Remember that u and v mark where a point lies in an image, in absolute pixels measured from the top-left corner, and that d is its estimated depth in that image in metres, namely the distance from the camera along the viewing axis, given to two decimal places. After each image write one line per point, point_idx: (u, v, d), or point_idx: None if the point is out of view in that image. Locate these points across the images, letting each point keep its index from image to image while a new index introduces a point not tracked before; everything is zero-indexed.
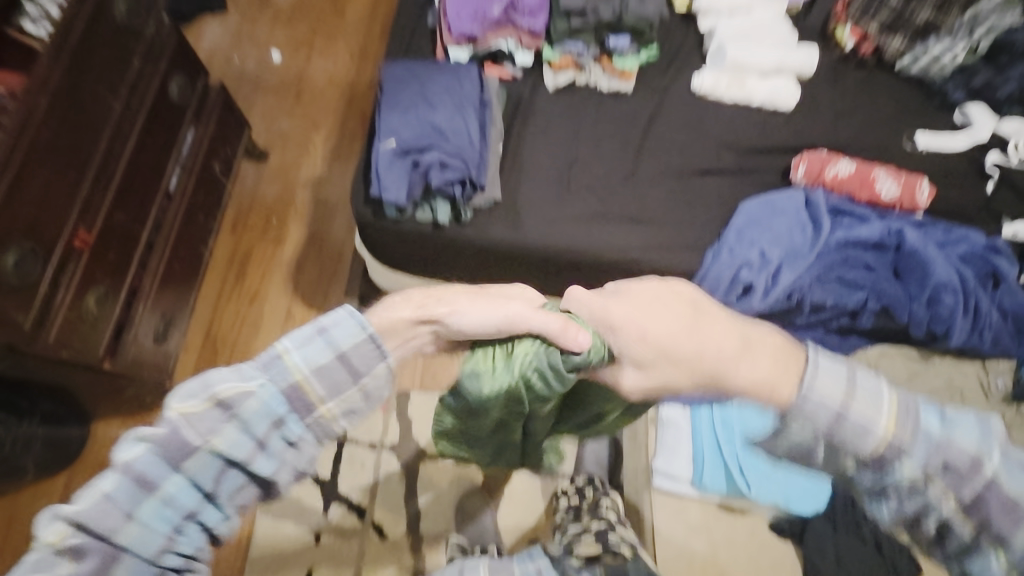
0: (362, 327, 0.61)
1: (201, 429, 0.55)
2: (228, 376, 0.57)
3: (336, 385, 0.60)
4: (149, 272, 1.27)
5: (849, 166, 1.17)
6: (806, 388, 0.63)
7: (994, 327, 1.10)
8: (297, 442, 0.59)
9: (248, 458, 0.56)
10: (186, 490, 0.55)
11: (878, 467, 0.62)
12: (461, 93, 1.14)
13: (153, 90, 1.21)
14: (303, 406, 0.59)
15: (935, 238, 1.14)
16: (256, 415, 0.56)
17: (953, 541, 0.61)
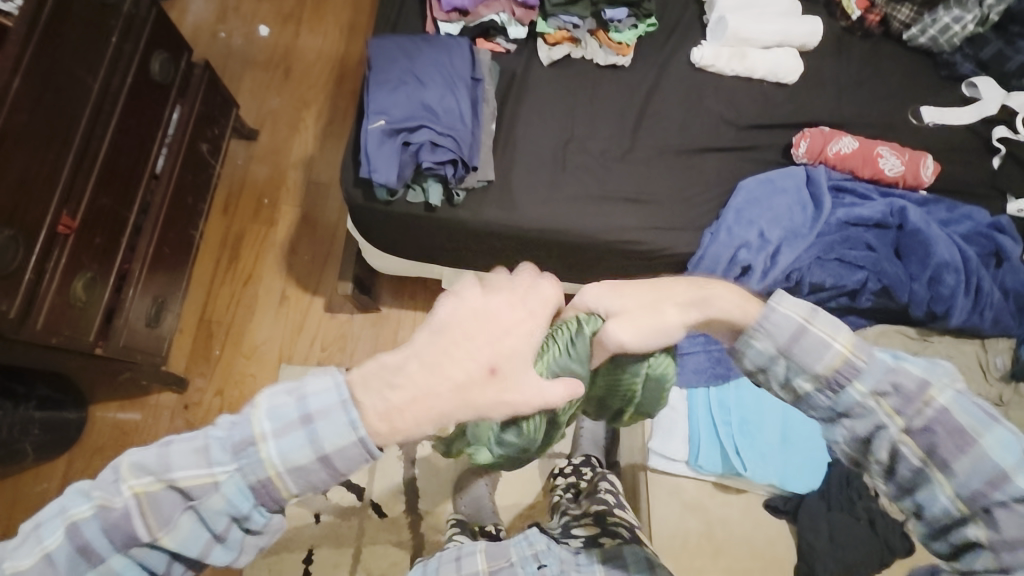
0: (353, 429, 0.53)
1: (155, 515, 0.51)
2: (194, 459, 0.52)
3: (309, 483, 0.54)
4: (138, 256, 1.25)
5: (853, 142, 1.14)
6: (775, 303, 0.60)
7: (995, 306, 1.09)
8: (255, 532, 0.55)
9: (200, 548, 0.53)
10: (133, 571, 0.52)
11: (828, 387, 0.59)
12: (452, 70, 1.10)
13: (134, 68, 1.17)
14: (268, 500, 0.54)
15: (938, 216, 1.12)
16: (214, 508, 0.52)
17: (902, 472, 0.57)
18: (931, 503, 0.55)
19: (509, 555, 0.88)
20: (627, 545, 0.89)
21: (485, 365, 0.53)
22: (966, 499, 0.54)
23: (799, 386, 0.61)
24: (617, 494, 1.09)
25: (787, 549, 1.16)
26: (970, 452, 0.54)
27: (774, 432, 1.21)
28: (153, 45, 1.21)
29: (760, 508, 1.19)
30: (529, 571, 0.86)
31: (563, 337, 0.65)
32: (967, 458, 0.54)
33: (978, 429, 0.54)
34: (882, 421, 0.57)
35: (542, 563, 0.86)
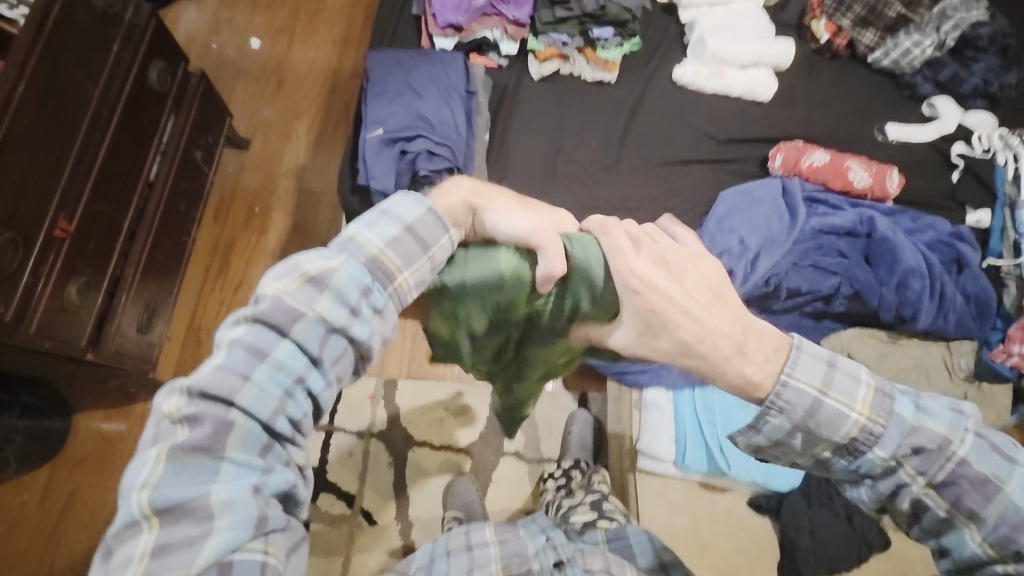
0: (421, 201, 0.54)
1: (303, 300, 0.48)
2: (313, 255, 0.50)
3: (414, 258, 0.53)
4: (132, 262, 1.26)
5: (823, 157, 1.22)
6: (788, 377, 0.54)
7: (958, 310, 1.15)
8: (384, 310, 0.51)
9: (346, 326, 0.49)
10: (294, 355, 0.47)
11: (848, 456, 0.55)
12: (448, 82, 1.15)
13: (132, 76, 1.19)
14: (385, 280, 0.52)
15: (904, 226, 1.20)
16: (347, 285, 0.49)
17: (928, 520, 0.54)
18: (959, 547, 0.53)
19: (517, 531, 0.89)
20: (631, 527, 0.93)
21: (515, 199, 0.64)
22: (993, 544, 0.52)
23: (825, 456, 0.55)
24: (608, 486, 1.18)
25: (771, 542, 1.19)
26: (996, 501, 0.51)
27: None
28: (151, 54, 1.24)
29: (745, 505, 1.22)
30: (537, 541, 0.88)
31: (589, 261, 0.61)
32: (993, 506, 0.51)
33: (999, 478, 0.52)
34: (904, 482, 0.53)
35: (550, 535, 0.89)
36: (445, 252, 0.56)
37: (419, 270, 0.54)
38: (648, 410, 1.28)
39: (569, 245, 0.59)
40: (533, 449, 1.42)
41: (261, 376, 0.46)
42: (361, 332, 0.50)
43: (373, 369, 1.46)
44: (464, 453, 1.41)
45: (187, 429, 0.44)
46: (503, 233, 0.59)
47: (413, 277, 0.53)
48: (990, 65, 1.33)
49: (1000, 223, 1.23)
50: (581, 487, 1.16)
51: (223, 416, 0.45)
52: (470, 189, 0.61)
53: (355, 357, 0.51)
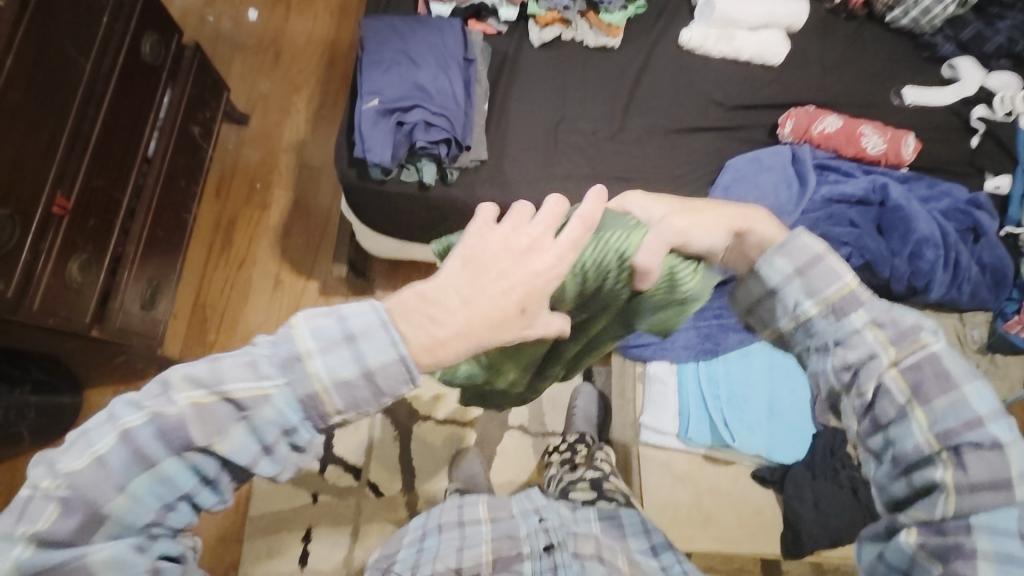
0: (398, 344, 0.45)
1: (209, 426, 0.44)
2: (245, 370, 0.44)
3: (359, 404, 0.46)
4: (133, 239, 1.25)
5: (836, 122, 1.17)
6: (800, 232, 0.57)
7: (973, 280, 1.12)
8: (300, 450, 0.47)
9: (252, 462, 0.46)
10: (183, 472, 0.45)
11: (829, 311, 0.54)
12: (445, 50, 1.11)
13: (124, 49, 1.16)
14: (314, 420, 0.46)
15: (919, 193, 1.16)
16: (267, 425, 0.45)
17: (880, 406, 0.51)
18: (903, 439, 0.50)
19: (510, 508, 0.90)
20: (624, 508, 0.92)
21: (516, 306, 0.45)
22: (938, 434, 0.48)
23: (808, 310, 0.55)
24: (612, 465, 1.16)
25: (772, 515, 1.20)
26: (952, 393, 0.49)
27: (760, 405, 1.23)
28: (143, 26, 1.21)
29: (748, 478, 1.22)
30: (529, 521, 0.87)
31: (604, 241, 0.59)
32: (947, 397, 0.49)
33: (964, 376, 0.49)
34: (874, 351, 0.52)
35: (543, 517, 0.86)
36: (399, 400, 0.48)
37: (360, 417, 0.47)
38: (651, 385, 1.27)
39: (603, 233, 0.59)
40: (538, 423, 1.43)
41: (140, 487, 0.44)
42: (266, 472, 0.47)
43: None
44: (468, 427, 1.42)
45: (56, 520, 0.42)
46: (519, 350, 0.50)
47: (348, 422, 0.47)
48: (1015, 23, 1.26)
49: (1020, 189, 1.18)
50: (587, 463, 1.17)
51: (96, 515, 0.43)
52: (467, 330, 0.44)
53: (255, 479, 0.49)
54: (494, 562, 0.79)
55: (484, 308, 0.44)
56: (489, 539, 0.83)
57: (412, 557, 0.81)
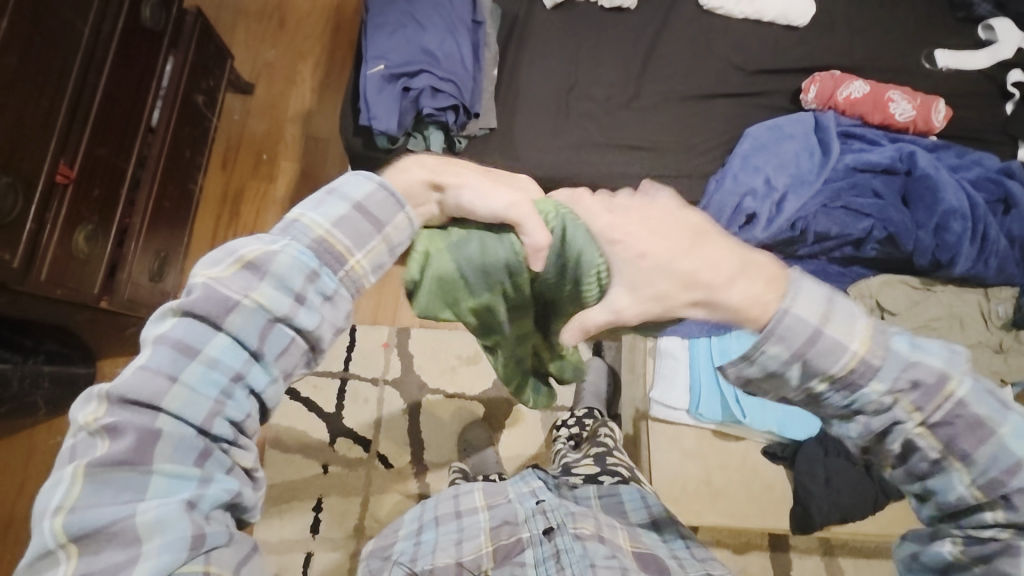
0: (371, 178, 0.56)
1: (238, 289, 0.48)
2: (251, 241, 0.51)
3: (365, 238, 0.54)
4: (139, 210, 1.24)
5: (863, 87, 1.11)
6: (789, 305, 0.50)
7: (1001, 254, 1.08)
8: (334, 297, 0.52)
9: (292, 314, 0.50)
10: (230, 350, 0.48)
11: (840, 385, 0.50)
12: (452, 12, 1.07)
13: (124, 13, 1.14)
14: (335, 262, 0.53)
15: (948, 162, 1.10)
16: (289, 269, 0.50)
17: (917, 462, 0.51)
18: (946, 489, 0.51)
19: (507, 493, 0.90)
20: (625, 484, 0.92)
21: (481, 167, 0.65)
22: (982, 487, 0.49)
23: (818, 387, 0.51)
24: (616, 440, 1.14)
25: (783, 490, 1.18)
26: (988, 442, 0.48)
27: None
28: None
29: (758, 454, 1.21)
30: (527, 504, 0.87)
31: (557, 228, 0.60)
32: (985, 447, 0.49)
33: (994, 420, 0.49)
34: (898, 418, 0.50)
35: (540, 499, 0.86)
36: (401, 229, 0.57)
37: (372, 251, 0.55)
38: (663, 359, 1.25)
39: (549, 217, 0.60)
40: None
41: (191, 377, 0.46)
42: (309, 320, 0.50)
43: (385, 318, 1.46)
44: (476, 401, 1.42)
45: (108, 443, 0.43)
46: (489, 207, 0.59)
47: (367, 259, 0.55)
48: None
49: None
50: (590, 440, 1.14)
51: (148, 426, 0.44)
52: (434, 168, 0.61)
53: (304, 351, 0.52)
54: (495, 552, 0.78)
55: (454, 164, 0.62)
56: (487, 528, 0.82)
57: (410, 550, 0.81)
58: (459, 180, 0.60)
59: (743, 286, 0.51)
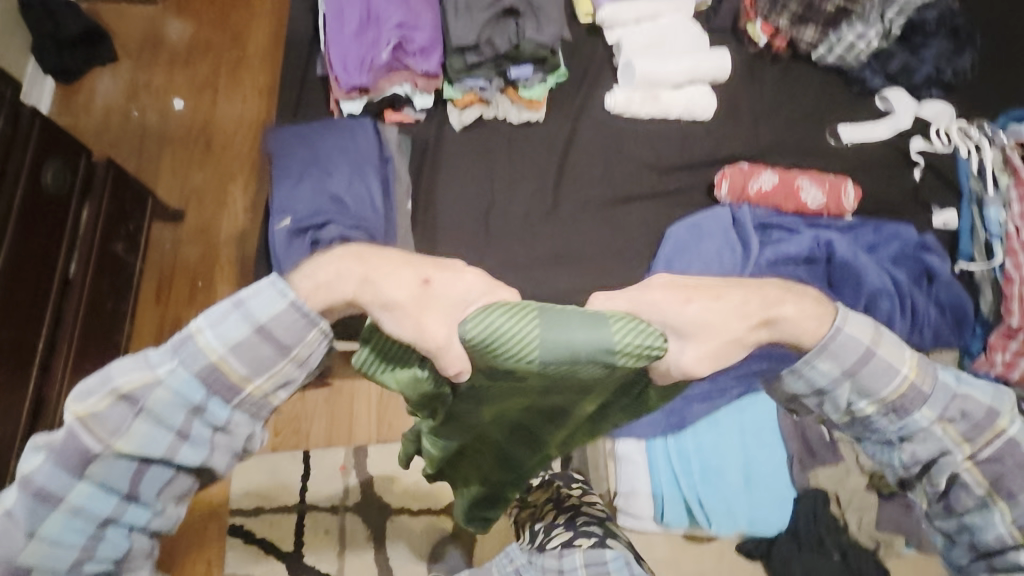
0: (282, 295, 0.60)
1: (109, 426, 0.58)
2: (129, 369, 0.59)
3: (265, 361, 0.60)
4: (55, 378, 1.18)
5: (772, 179, 1.12)
6: (842, 323, 0.63)
7: (932, 323, 1.08)
8: (226, 426, 0.62)
9: (175, 447, 0.60)
10: (98, 499, 0.59)
11: (825, 394, 0.66)
12: (359, 153, 1.05)
13: (21, 184, 1.10)
14: (230, 389, 0.61)
15: (866, 241, 1.11)
16: (165, 406, 0.59)
17: (962, 498, 0.67)
18: (986, 528, 0.66)
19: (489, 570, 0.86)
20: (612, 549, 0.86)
21: (418, 277, 0.56)
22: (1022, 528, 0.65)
23: (863, 410, 0.66)
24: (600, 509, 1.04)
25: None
26: None
27: (734, 474, 1.17)
28: (43, 156, 1.16)
29: (734, 552, 1.20)
30: None
31: (530, 324, 0.49)
32: None
33: None
34: (945, 446, 0.66)
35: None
36: (313, 345, 0.62)
37: (275, 374, 0.61)
38: (622, 466, 1.19)
39: (504, 323, 0.49)
40: None
41: (53, 527, 0.59)
42: (190, 456, 0.60)
43: (341, 438, 1.38)
44: (444, 515, 1.34)
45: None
46: (404, 331, 0.56)
47: (268, 380, 0.61)
48: (940, 51, 1.21)
49: (968, 223, 1.13)
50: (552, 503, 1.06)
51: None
52: (362, 275, 0.59)
53: (185, 474, 0.63)
54: None
55: (374, 262, 0.59)
56: None
57: None
58: (376, 295, 0.57)
59: (795, 304, 0.62)
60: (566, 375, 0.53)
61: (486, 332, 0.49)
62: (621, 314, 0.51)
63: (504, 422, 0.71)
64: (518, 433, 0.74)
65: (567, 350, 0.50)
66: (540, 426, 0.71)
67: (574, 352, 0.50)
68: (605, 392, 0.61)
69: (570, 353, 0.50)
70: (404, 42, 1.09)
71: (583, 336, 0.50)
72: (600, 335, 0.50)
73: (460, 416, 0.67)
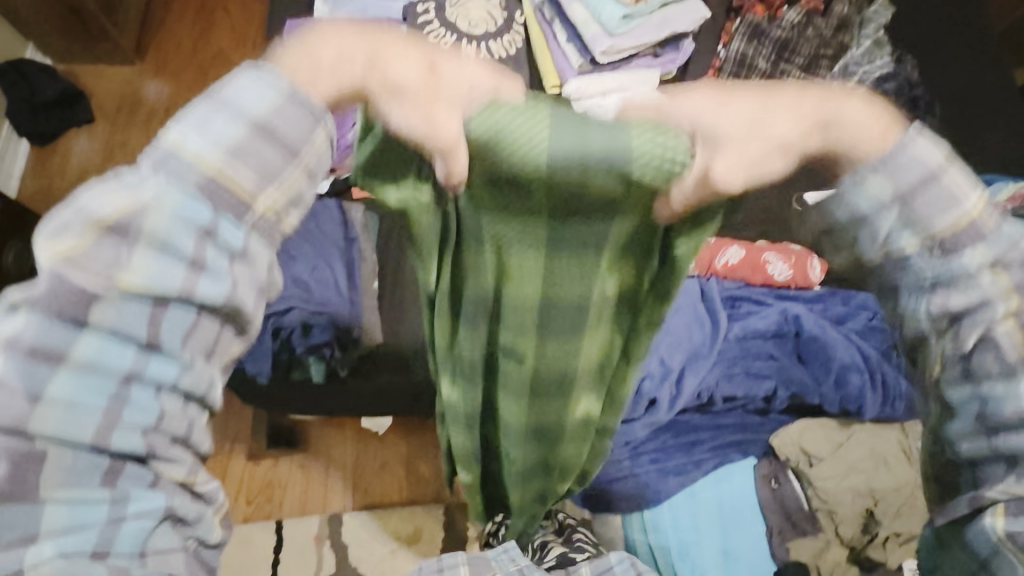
0: (274, 85, 0.39)
1: (98, 266, 0.36)
2: (106, 189, 0.37)
3: (276, 174, 0.40)
4: None
5: (739, 252, 1.13)
6: (916, 131, 0.43)
7: (905, 396, 1.07)
8: (245, 254, 0.40)
9: (189, 287, 0.38)
10: (108, 351, 0.37)
11: (850, 231, 0.46)
12: (324, 236, 1.06)
13: None
14: (236, 210, 0.39)
15: (835, 312, 1.12)
16: (172, 228, 0.37)
17: (988, 369, 0.44)
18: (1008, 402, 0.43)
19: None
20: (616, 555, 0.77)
21: (432, 63, 0.39)
22: None
23: (903, 247, 0.45)
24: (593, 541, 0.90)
25: None
26: None
27: (711, 551, 1.07)
28: (8, 237, 1.15)
29: None
30: None
31: (533, 111, 0.41)
32: None
33: None
34: (992, 299, 0.43)
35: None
36: (321, 150, 0.42)
37: (289, 185, 0.41)
38: (598, 536, 1.15)
39: (495, 113, 0.41)
40: None
41: (63, 390, 0.37)
42: (213, 292, 0.39)
43: (316, 505, 1.31)
44: None
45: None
46: (410, 133, 0.40)
47: (280, 194, 0.41)
48: None
49: None
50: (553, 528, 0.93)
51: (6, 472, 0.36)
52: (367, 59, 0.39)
53: (219, 325, 0.41)
54: None
55: (385, 37, 0.39)
56: None
57: None
58: (383, 81, 0.39)
59: (861, 107, 0.42)
60: (575, 186, 0.44)
61: (482, 121, 0.41)
62: (647, 124, 0.41)
63: (518, 349, 0.60)
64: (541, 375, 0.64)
65: (579, 153, 0.42)
66: (555, 344, 0.59)
67: (594, 151, 0.41)
68: (617, 262, 0.52)
69: (591, 151, 0.41)
70: None
71: (599, 129, 0.41)
72: (623, 132, 0.41)
73: (464, 325, 0.59)
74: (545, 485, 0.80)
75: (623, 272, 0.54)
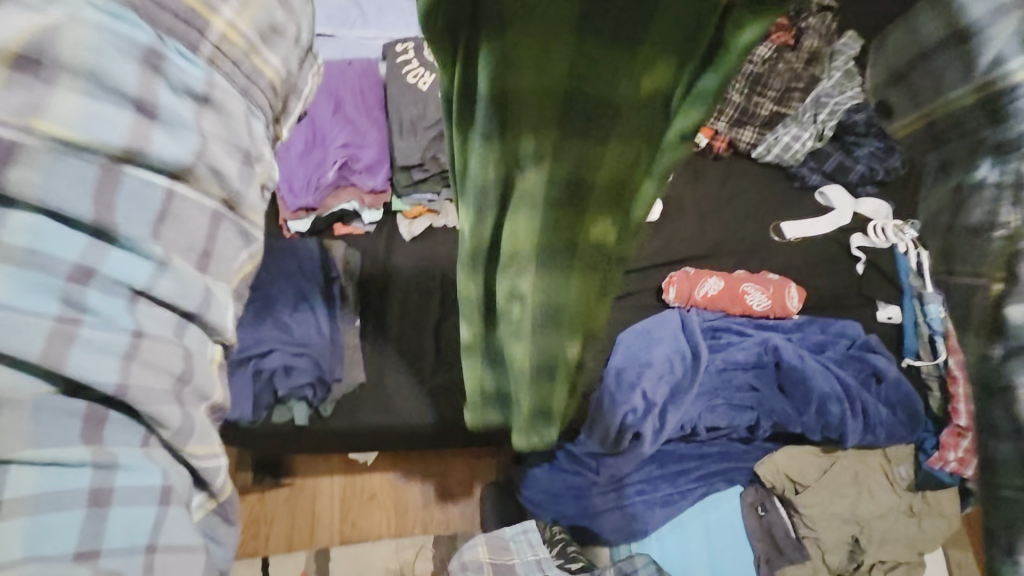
0: None
1: (20, 105, 0.33)
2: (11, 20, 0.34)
3: None
4: None
5: (718, 284, 1.16)
6: None
7: (885, 423, 1.09)
8: (210, 94, 0.40)
9: (146, 134, 0.36)
10: (54, 236, 0.35)
11: (954, 46, 0.27)
12: (302, 274, 1.05)
13: None
14: (193, 41, 0.39)
15: (813, 340, 1.14)
16: (108, 60, 0.35)
17: None
18: None
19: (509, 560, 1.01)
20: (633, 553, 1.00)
21: None
22: None
23: (1014, 79, 0.26)
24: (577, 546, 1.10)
25: None
26: None
27: None
28: None
29: None
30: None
31: None
32: None
33: None
34: None
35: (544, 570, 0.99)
36: None
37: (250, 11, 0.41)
38: None
39: None
40: None
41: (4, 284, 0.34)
42: (173, 150, 0.38)
43: (302, 541, 1.28)
44: None
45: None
46: None
47: (243, 19, 0.41)
48: (873, 150, 1.25)
49: (911, 317, 1.17)
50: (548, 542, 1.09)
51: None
52: None
53: (210, 208, 0.41)
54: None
55: None
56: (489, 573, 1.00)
57: None
58: None
59: None
60: None
61: None
62: None
63: (537, 154, 0.42)
64: (559, 210, 0.45)
65: None
66: (582, 161, 0.42)
67: None
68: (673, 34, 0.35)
69: None
70: (350, 161, 1.11)
71: None
72: None
73: (468, 118, 0.42)
74: (546, 395, 0.61)
75: (672, 60, 0.36)
